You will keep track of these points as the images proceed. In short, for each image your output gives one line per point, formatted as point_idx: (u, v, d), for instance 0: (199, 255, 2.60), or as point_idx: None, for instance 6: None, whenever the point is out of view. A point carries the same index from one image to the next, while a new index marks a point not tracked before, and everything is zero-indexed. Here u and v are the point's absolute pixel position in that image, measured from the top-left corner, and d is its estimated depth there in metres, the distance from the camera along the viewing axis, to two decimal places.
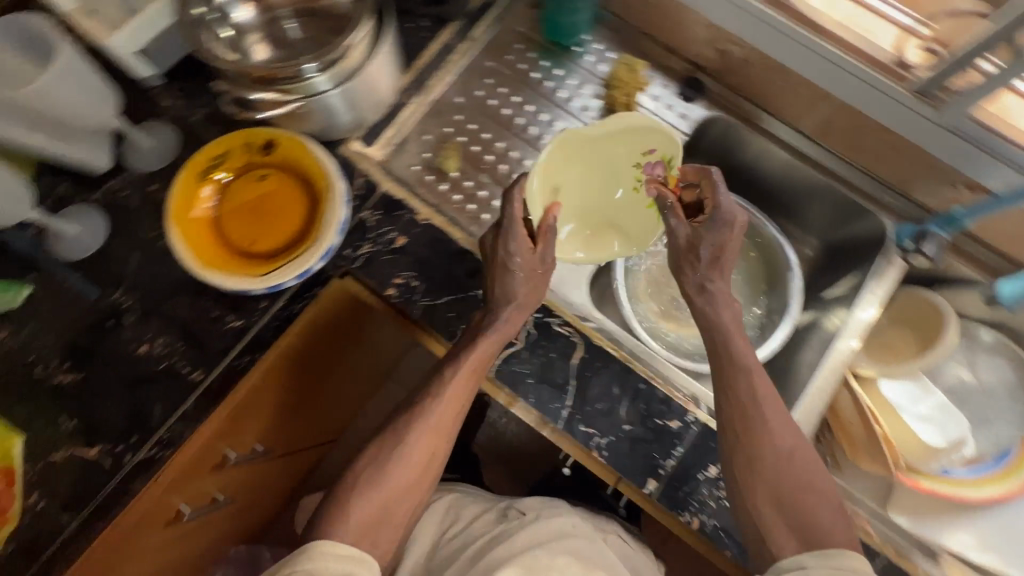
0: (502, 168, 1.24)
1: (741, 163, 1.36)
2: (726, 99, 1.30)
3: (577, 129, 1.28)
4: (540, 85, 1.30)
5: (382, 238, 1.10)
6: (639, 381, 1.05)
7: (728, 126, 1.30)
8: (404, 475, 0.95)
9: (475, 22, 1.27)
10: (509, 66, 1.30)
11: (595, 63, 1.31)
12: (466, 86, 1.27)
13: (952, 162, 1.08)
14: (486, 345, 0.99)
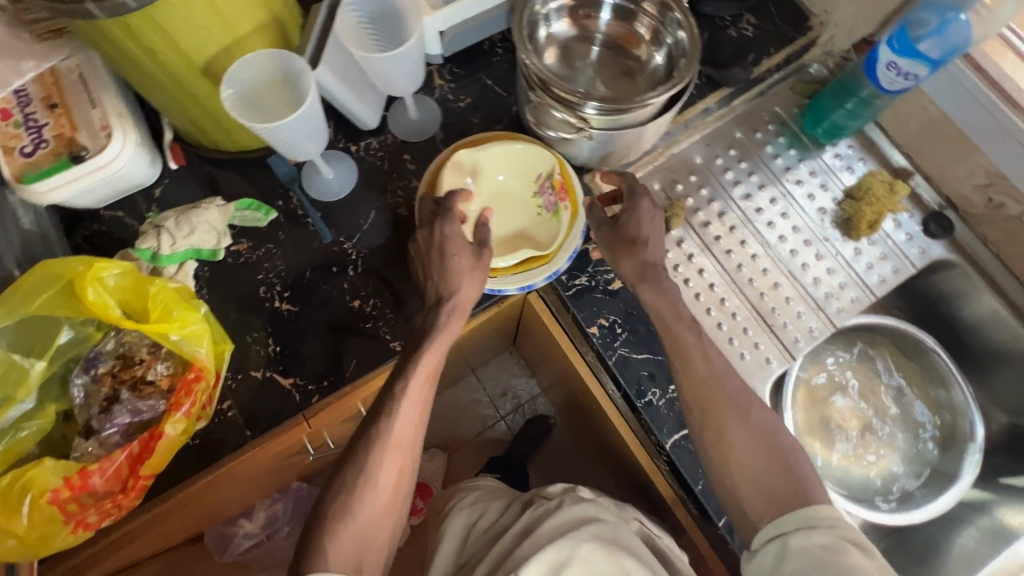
0: (721, 241, 1.22)
1: (954, 316, 1.29)
2: (970, 246, 1.23)
3: (807, 227, 1.23)
4: (779, 173, 1.26)
5: (600, 276, 1.11)
6: None
7: (958, 273, 1.24)
8: (383, 498, 0.90)
9: (741, 91, 1.25)
10: (755, 142, 1.27)
11: (844, 168, 1.26)
12: (710, 151, 1.26)
13: None
14: (432, 351, 0.95)
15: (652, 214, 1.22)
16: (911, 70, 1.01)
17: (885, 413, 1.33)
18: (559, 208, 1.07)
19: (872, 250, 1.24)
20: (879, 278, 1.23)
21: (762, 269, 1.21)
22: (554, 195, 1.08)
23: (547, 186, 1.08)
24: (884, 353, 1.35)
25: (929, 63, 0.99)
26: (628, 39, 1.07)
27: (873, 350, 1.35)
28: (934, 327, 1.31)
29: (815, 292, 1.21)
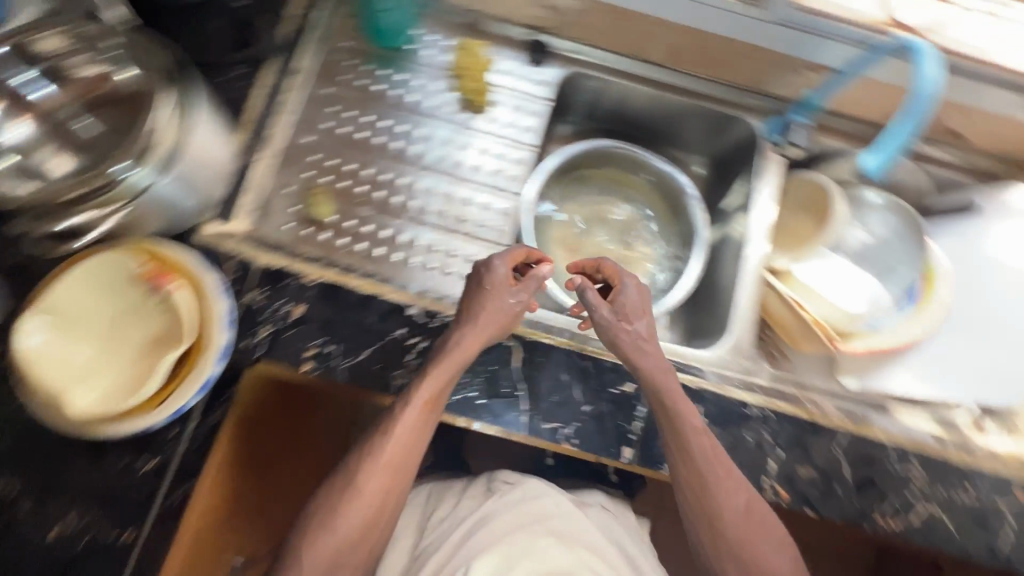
0: (380, 195, 0.89)
1: (642, 125, 1.05)
2: (580, 63, 0.96)
3: (439, 134, 0.94)
4: (409, 87, 0.94)
5: (274, 314, 0.74)
6: (582, 357, 0.77)
7: (598, 89, 0.98)
8: (355, 518, 0.70)
9: (292, 49, 0.87)
10: (355, 92, 0.92)
11: (438, 60, 0.96)
12: (333, 66, 0.92)
13: (789, 53, 0.85)
14: (435, 372, 0.70)
15: (327, 181, 0.87)
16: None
17: (655, 250, 1.09)
18: (166, 290, 0.68)
19: (508, 108, 0.95)
20: (517, 109, 0.96)
21: (429, 189, 0.91)
22: (159, 285, 0.68)
23: (151, 278, 0.68)
24: (611, 191, 1.11)
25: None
26: (103, 85, 0.70)
27: (601, 193, 1.11)
28: (651, 137, 1.08)
29: (497, 172, 0.95)
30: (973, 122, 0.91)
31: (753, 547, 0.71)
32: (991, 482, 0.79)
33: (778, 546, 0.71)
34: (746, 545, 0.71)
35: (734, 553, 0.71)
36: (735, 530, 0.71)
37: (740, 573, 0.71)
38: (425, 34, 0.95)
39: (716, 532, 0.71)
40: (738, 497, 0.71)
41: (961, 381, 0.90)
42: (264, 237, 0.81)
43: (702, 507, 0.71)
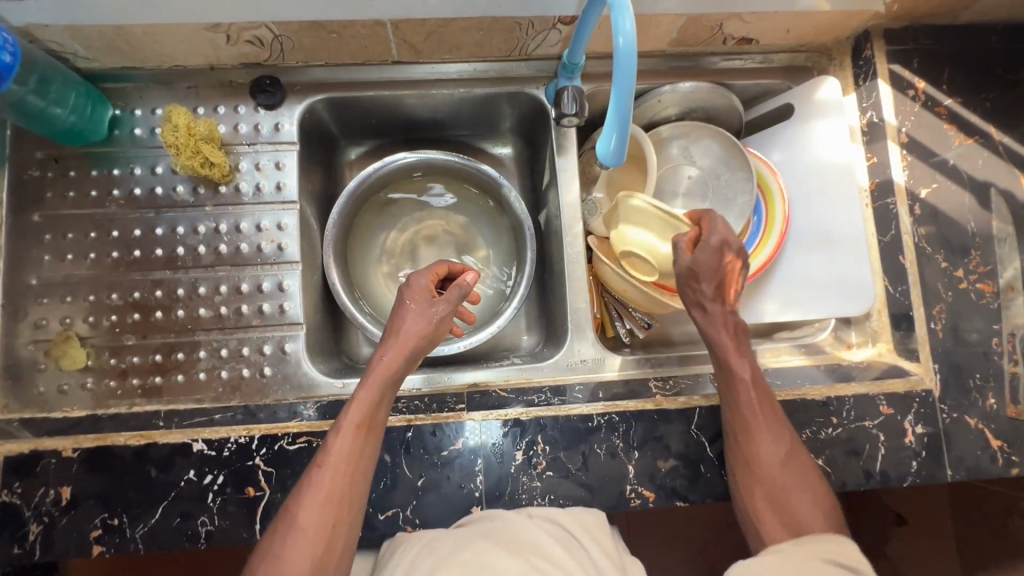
0: (140, 317, 0.75)
1: (428, 117, 0.92)
2: (314, 77, 0.82)
3: (188, 222, 0.77)
4: (128, 179, 0.77)
5: (40, 506, 0.64)
6: (401, 433, 0.69)
7: (351, 106, 0.85)
8: (299, 561, 0.57)
9: None
10: (69, 203, 0.76)
11: (153, 135, 0.78)
12: (32, 185, 0.76)
13: (525, 12, 0.73)
14: (365, 392, 0.65)
15: (79, 321, 0.74)
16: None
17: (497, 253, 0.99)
18: None
19: (254, 172, 0.79)
20: (274, 164, 0.80)
21: (192, 291, 0.76)
22: None
23: None
24: (434, 204, 0.99)
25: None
26: None
27: (425, 209, 0.99)
28: (448, 127, 0.95)
29: (261, 249, 0.78)
30: (759, 24, 0.80)
31: (790, 469, 0.66)
32: (858, 400, 0.75)
33: (806, 477, 0.66)
34: (776, 464, 0.66)
35: (767, 474, 0.65)
36: (772, 448, 0.66)
37: (771, 505, 0.65)
38: (134, 110, 0.79)
39: (755, 454, 0.66)
40: (774, 418, 0.68)
41: (814, 297, 0.86)
42: (34, 405, 0.72)
43: (742, 429, 0.67)
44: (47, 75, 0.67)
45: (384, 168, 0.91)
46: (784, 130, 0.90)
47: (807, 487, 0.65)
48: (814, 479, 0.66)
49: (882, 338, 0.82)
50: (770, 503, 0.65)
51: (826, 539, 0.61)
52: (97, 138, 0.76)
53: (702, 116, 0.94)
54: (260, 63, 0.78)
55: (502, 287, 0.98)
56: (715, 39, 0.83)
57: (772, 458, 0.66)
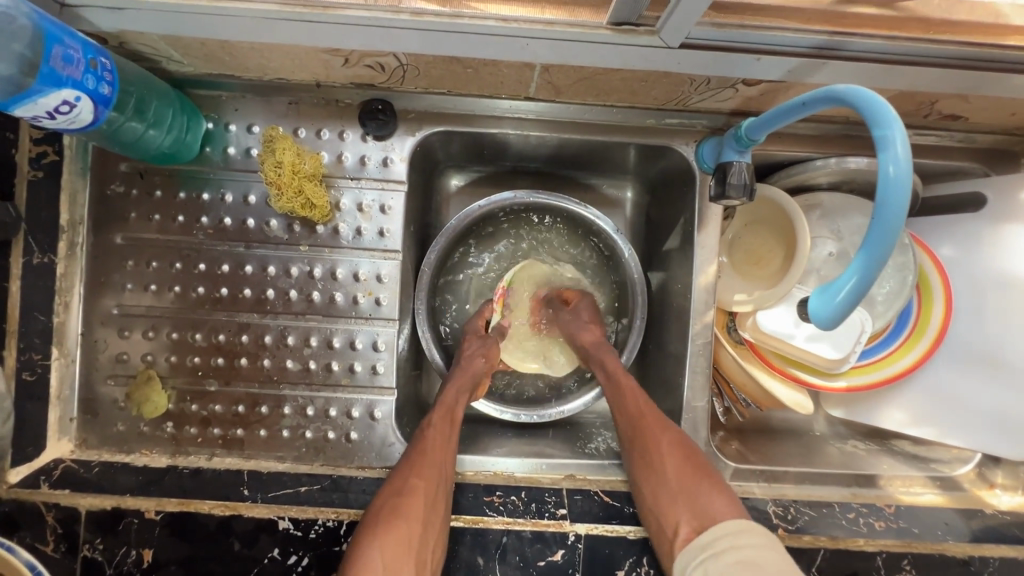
0: (224, 362, 0.69)
1: (545, 154, 0.80)
2: (429, 104, 0.70)
3: (280, 263, 0.69)
4: (218, 206, 0.69)
5: (122, 565, 0.61)
6: (497, 536, 0.64)
7: (468, 138, 0.74)
8: (412, 514, 0.59)
9: (48, 198, 0.64)
10: (153, 226, 0.69)
11: (248, 157, 0.69)
12: (116, 202, 0.68)
13: (709, 72, 0.59)
14: (452, 387, 0.73)
15: (161, 359, 0.69)
16: (47, 108, 0.46)
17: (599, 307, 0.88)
18: None
19: (356, 213, 0.70)
20: (380, 205, 0.70)
21: (280, 340, 0.70)
22: None
23: None
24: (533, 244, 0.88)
25: (39, 83, 0.44)
26: None
27: (523, 249, 0.88)
28: (565, 164, 0.84)
29: (356, 302, 0.70)
30: (982, 106, 0.65)
31: (685, 473, 0.63)
32: (1002, 562, 0.67)
33: (700, 469, 0.63)
34: (670, 470, 0.64)
35: (663, 477, 0.64)
36: (663, 455, 0.65)
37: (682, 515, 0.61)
38: (228, 125, 0.69)
39: (650, 461, 0.65)
40: (662, 422, 0.67)
41: (968, 424, 0.77)
42: (113, 443, 0.68)
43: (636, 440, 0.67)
44: (145, 95, 0.59)
45: (493, 206, 0.80)
46: (966, 225, 0.77)
47: (711, 486, 0.62)
48: (710, 472, 0.63)
49: None
50: (675, 504, 0.62)
51: (731, 532, 0.56)
52: (187, 157, 0.67)
53: (863, 189, 0.81)
54: (374, 86, 0.66)
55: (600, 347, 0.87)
56: (917, 113, 0.68)
57: (666, 463, 0.64)
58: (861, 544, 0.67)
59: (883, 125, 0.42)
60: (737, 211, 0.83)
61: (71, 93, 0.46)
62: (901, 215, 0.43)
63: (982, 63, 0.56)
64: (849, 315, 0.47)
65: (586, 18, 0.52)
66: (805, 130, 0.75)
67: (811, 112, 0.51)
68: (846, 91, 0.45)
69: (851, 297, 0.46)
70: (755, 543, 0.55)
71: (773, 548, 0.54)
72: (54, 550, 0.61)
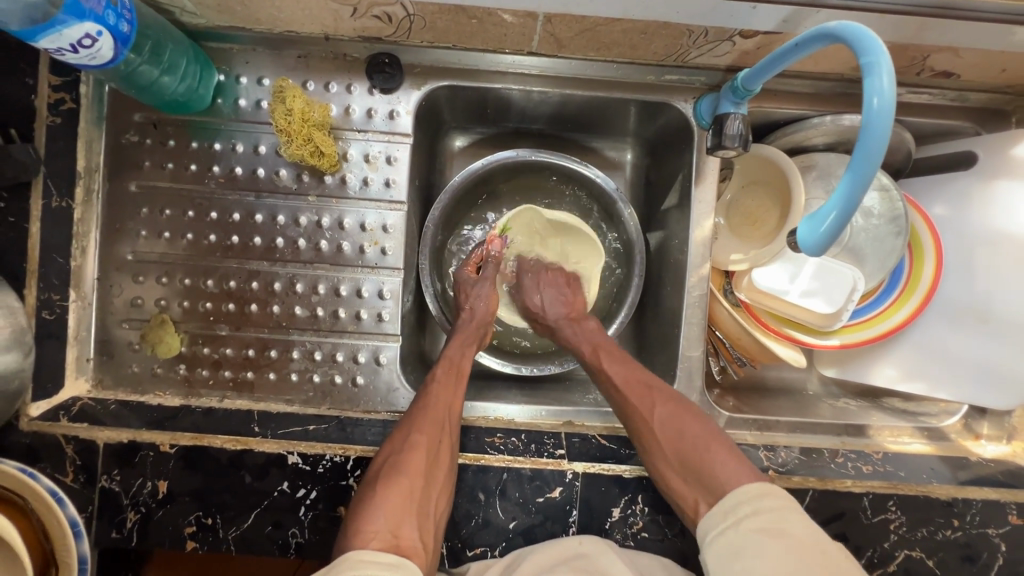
0: (235, 308, 0.72)
1: (546, 112, 0.82)
2: (434, 59, 0.72)
3: (288, 212, 0.72)
4: (229, 156, 0.71)
5: (138, 497, 0.63)
6: (497, 474, 0.67)
7: (471, 93, 0.76)
8: (416, 470, 0.60)
9: (65, 145, 0.66)
10: (165, 176, 0.71)
11: (257, 109, 0.71)
12: (130, 151, 0.70)
13: (706, 23, 0.61)
14: (457, 343, 0.75)
15: (174, 304, 0.72)
16: (71, 40, 0.48)
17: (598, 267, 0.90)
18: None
19: (363, 163, 0.72)
20: (386, 157, 0.72)
21: (289, 287, 0.72)
22: None
23: None
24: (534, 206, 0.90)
25: (63, 14, 0.46)
26: None
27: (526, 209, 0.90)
28: (566, 125, 0.86)
29: (363, 251, 0.72)
30: (974, 61, 0.67)
31: (691, 442, 0.63)
32: (985, 503, 0.69)
33: (707, 439, 0.63)
34: (681, 450, 0.63)
35: (666, 453, 0.64)
36: (664, 428, 0.65)
37: (687, 478, 0.61)
38: (239, 78, 0.70)
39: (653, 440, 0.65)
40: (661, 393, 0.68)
41: (955, 378, 0.79)
42: (128, 384, 0.71)
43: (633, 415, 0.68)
44: (161, 41, 0.61)
45: (494, 164, 0.82)
46: (956, 183, 0.79)
47: (716, 450, 0.61)
48: (716, 439, 0.63)
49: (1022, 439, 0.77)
50: (687, 480, 0.61)
51: (749, 498, 0.56)
52: (199, 108, 0.69)
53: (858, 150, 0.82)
54: (381, 38, 0.68)
55: (600, 303, 0.90)
56: (911, 69, 0.70)
57: (665, 437, 0.64)
58: (850, 484, 0.69)
59: (869, 55, 0.44)
60: (735, 172, 0.85)
61: (94, 27, 0.49)
62: (882, 145, 0.44)
63: (972, 13, 0.58)
64: (835, 242, 0.49)
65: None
66: (801, 88, 0.76)
67: (803, 54, 0.53)
68: (838, 26, 0.47)
69: (838, 223, 0.48)
70: (774, 512, 0.55)
71: (790, 509, 0.55)
72: (72, 480, 0.63)
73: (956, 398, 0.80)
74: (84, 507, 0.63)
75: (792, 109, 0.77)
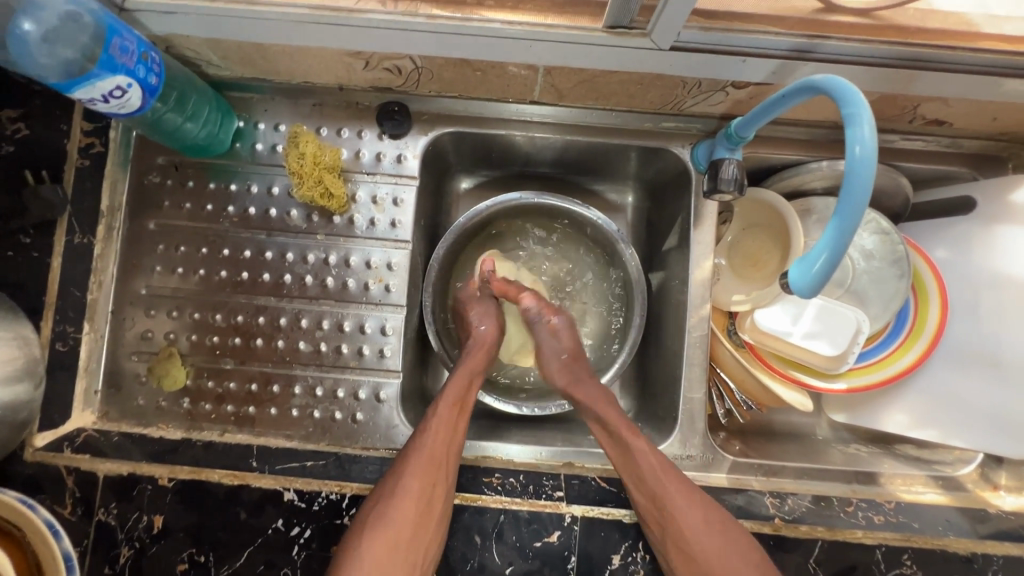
0: (241, 343, 0.74)
1: (549, 157, 0.85)
2: (441, 108, 0.76)
3: (296, 249, 0.74)
4: (244, 196, 0.75)
5: (133, 531, 0.63)
6: (494, 515, 0.66)
7: (473, 138, 0.79)
8: (404, 520, 0.60)
9: (94, 187, 0.70)
10: (183, 215, 0.74)
11: (273, 152, 0.75)
12: (151, 191, 0.74)
13: (699, 76, 0.64)
14: (461, 373, 0.73)
15: (182, 338, 0.73)
16: (103, 91, 0.52)
17: (599, 306, 0.91)
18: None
19: (370, 204, 0.75)
20: (393, 198, 0.75)
21: (294, 322, 0.74)
22: None
23: None
24: (535, 246, 0.92)
25: (97, 68, 0.50)
26: None
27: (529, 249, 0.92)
28: (569, 168, 0.88)
29: (367, 288, 0.74)
30: (965, 109, 0.69)
31: (710, 529, 0.62)
32: (1005, 560, 0.66)
33: (721, 523, 0.62)
34: (697, 536, 0.61)
35: (687, 547, 0.61)
36: (687, 516, 0.62)
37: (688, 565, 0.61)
38: (258, 124, 0.75)
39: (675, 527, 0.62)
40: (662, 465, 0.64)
41: (968, 425, 0.76)
42: (131, 417, 0.72)
43: (657, 501, 0.62)
44: (185, 91, 0.66)
45: (497, 205, 0.84)
46: (955, 226, 0.79)
47: (730, 545, 0.61)
48: (726, 521, 0.62)
49: None
50: (698, 574, 0.61)
51: None
52: (219, 151, 0.73)
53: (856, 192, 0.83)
54: (392, 89, 0.72)
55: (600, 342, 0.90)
56: (903, 117, 0.72)
57: (690, 524, 0.61)
58: (861, 535, 0.66)
59: (851, 106, 0.46)
60: (736, 215, 0.86)
61: (125, 80, 0.53)
62: (865, 190, 0.46)
63: (958, 64, 0.60)
64: (825, 283, 0.50)
65: (584, 22, 0.58)
66: (796, 135, 0.78)
67: (791, 104, 0.55)
68: (823, 78, 0.48)
69: (829, 265, 0.49)
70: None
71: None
72: (70, 513, 0.63)
73: (970, 446, 0.76)
74: (79, 541, 0.63)
75: (787, 155, 0.79)
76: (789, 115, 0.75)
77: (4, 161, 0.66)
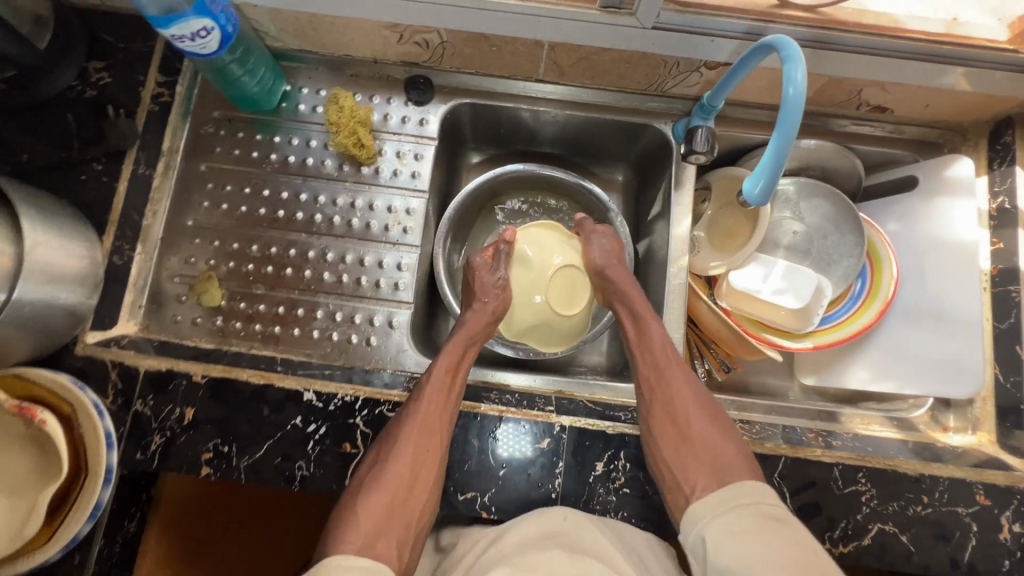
0: (272, 271, 0.83)
1: (550, 136, 0.98)
2: (459, 83, 0.89)
3: (327, 193, 0.85)
4: (285, 147, 0.86)
5: (166, 421, 0.70)
6: (491, 422, 0.73)
7: (487, 112, 0.92)
8: (398, 482, 0.66)
9: (159, 129, 0.81)
10: (232, 160, 0.86)
11: (313, 112, 0.87)
12: (205, 139, 0.85)
13: (676, 55, 0.77)
14: (452, 347, 0.78)
15: (220, 265, 0.83)
16: (192, 31, 0.65)
17: None
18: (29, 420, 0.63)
19: (394, 158, 0.87)
20: (415, 154, 0.87)
21: (321, 256, 0.84)
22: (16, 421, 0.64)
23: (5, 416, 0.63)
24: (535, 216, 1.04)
25: (191, 9, 0.63)
26: None
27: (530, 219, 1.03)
28: (567, 147, 1.01)
29: (387, 229, 0.85)
30: (900, 95, 0.82)
31: (707, 426, 0.72)
32: (951, 483, 0.73)
33: (720, 423, 0.72)
34: (695, 424, 0.71)
35: (683, 427, 0.71)
36: (688, 411, 0.73)
37: (683, 452, 0.69)
38: (302, 88, 0.88)
39: (677, 416, 0.72)
40: (688, 374, 0.76)
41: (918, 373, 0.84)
42: (169, 331, 0.80)
43: (666, 389, 0.74)
44: (249, 50, 0.79)
45: (504, 174, 0.96)
46: (901, 202, 0.91)
47: (723, 438, 0.71)
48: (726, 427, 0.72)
49: (985, 428, 0.81)
50: (694, 461, 0.69)
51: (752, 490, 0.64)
52: (267, 108, 0.86)
53: (818, 173, 0.95)
54: (419, 62, 0.86)
55: None
56: (850, 102, 0.85)
57: (692, 416, 0.72)
58: (821, 454, 0.73)
59: (788, 51, 0.58)
60: (714, 194, 0.95)
61: (209, 23, 0.65)
62: (795, 120, 0.58)
63: (887, 50, 0.74)
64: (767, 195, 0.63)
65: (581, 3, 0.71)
66: (763, 119, 0.91)
67: (749, 68, 0.68)
68: (772, 37, 0.61)
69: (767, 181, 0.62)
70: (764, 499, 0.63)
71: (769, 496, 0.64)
72: (111, 403, 0.71)
73: (922, 393, 0.84)
74: (116, 428, 0.70)
75: (755, 135, 0.91)
76: (755, 100, 0.89)
77: (88, 101, 0.78)
